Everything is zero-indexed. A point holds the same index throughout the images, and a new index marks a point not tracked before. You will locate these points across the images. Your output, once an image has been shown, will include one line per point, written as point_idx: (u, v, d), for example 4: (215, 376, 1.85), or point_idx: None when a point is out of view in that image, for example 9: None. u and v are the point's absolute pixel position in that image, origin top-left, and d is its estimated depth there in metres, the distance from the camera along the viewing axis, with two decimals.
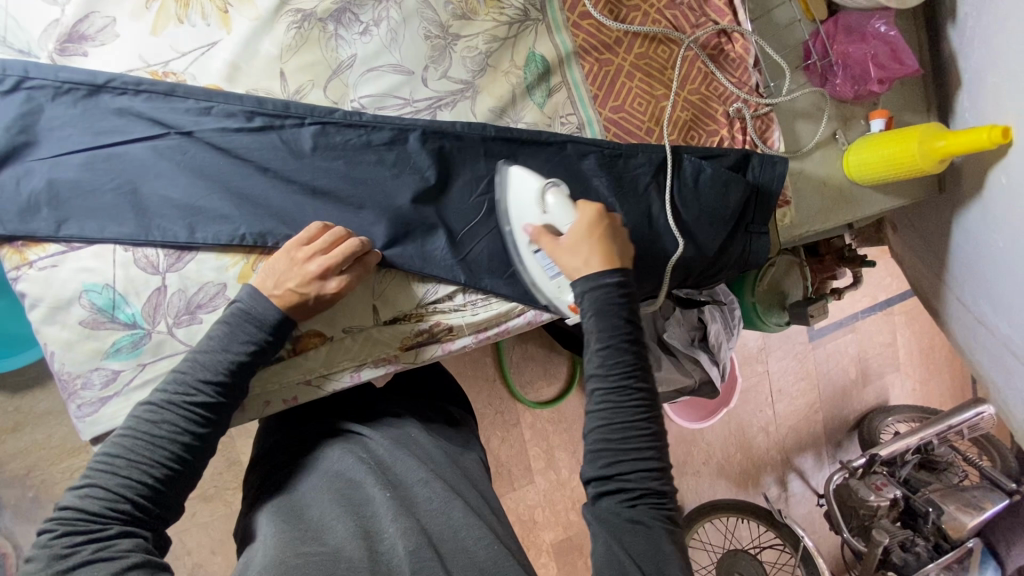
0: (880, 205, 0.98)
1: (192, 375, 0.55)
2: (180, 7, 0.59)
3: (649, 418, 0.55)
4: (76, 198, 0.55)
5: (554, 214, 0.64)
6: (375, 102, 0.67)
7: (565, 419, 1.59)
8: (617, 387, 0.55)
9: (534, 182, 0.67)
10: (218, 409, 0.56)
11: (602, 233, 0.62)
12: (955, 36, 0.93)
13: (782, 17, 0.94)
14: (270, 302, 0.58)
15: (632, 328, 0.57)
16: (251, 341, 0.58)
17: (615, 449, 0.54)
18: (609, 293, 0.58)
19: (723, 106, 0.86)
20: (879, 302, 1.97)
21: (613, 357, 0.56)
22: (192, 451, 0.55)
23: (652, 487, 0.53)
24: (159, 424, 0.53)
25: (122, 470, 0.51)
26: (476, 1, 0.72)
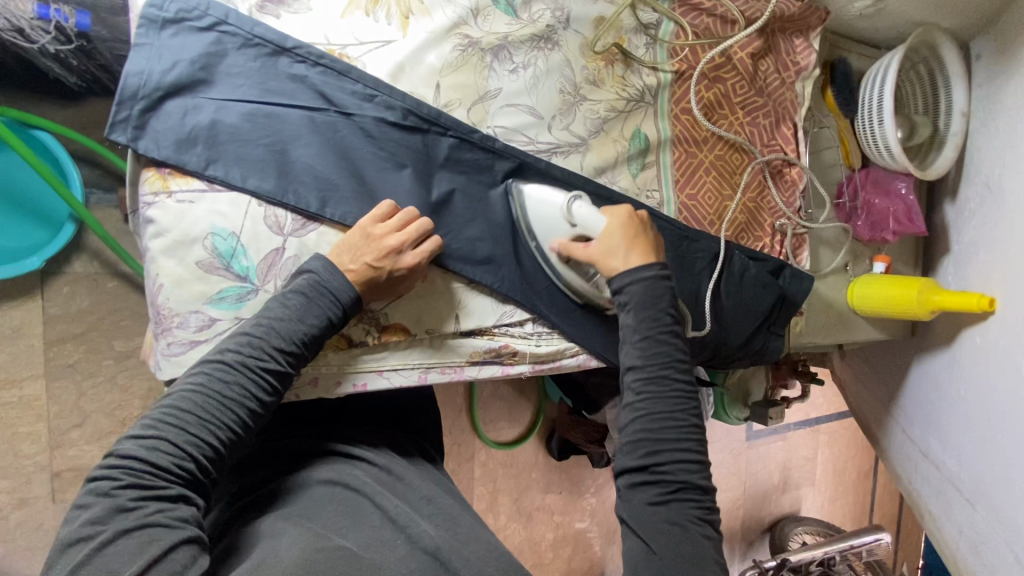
0: (869, 335, 1.13)
1: (268, 340, 0.55)
2: (371, 1, 0.64)
3: (688, 411, 0.61)
4: (230, 144, 0.57)
5: (587, 222, 0.68)
6: (505, 134, 0.73)
7: (517, 464, 1.59)
8: (654, 376, 0.62)
9: (557, 199, 0.70)
10: (286, 378, 0.56)
11: (635, 234, 0.66)
12: (951, 211, 1.12)
13: (829, 158, 1.08)
14: (348, 282, 0.58)
15: (670, 324, 0.63)
16: (326, 313, 0.57)
17: (651, 439, 0.60)
18: (651, 284, 0.64)
19: (772, 218, 0.98)
20: (811, 418, 2.13)
21: (653, 348, 0.62)
22: (255, 417, 0.55)
23: (687, 480, 0.59)
24: (230, 385, 0.53)
25: (190, 428, 0.51)
26: (606, 73, 0.80)
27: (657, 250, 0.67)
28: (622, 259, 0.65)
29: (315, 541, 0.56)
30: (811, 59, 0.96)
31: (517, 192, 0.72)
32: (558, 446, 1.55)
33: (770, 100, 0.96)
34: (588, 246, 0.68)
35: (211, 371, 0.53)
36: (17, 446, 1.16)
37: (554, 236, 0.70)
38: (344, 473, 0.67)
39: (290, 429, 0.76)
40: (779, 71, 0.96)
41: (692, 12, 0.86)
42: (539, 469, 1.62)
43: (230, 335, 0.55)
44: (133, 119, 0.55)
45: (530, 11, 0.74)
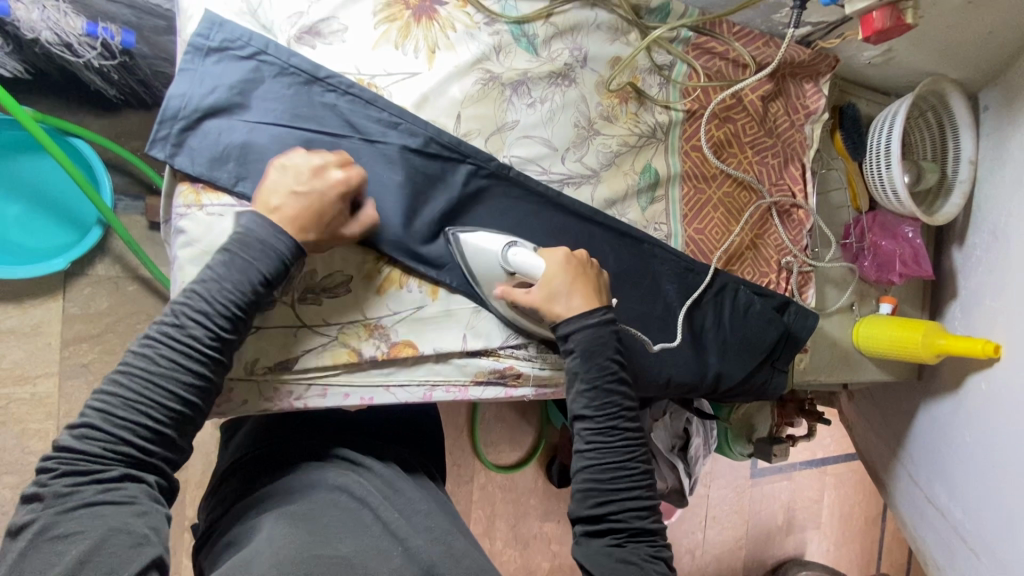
0: (874, 375, 1.13)
1: (193, 307, 0.55)
2: (400, 36, 0.68)
3: (634, 457, 0.63)
4: (260, 162, 0.61)
5: (528, 264, 0.67)
6: (520, 163, 0.76)
7: (515, 489, 1.59)
8: (603, 426, 0.64)
9: (493, 246, 0.68)
10: (221, 341, 0.56)
11: (576, 275, 0.66)
12: (958, 256, 1.13)
13: (835, 199, 1.11)
14: (281, 231, 0.58)
15: (616, 371, 0.65)
16: (253, 269, 0.56)
17: (601, 489, 0.62)
18: (596, 332, 0.65)
19: (778, 255, 0.99)
20: (817, 458, 2.10)
21: (601, 398, 0.64)
22: (192, 385, 0.55)
23: (636, 523, 0.62)
24: (157, 358, 0.53)
25: (118, 407, 0.52)
26: (620, 110, 0.84)
27: (600, 293, 0.68)
28: (565, 305, 0.65)
29: (310, 547, 0.57)
30: (820, 104, 0.99)
31: (456, 238, 0.70)
32: (558, 477, 1.55)
33: (779, 141, 0.99)
34: (530, 290, 0.67)
35: (141, 347, 0.54)
36: (25, 443, 1.19)
37: (496, 280, 0.69)
38: (346, 481, 0.69)
39: (296, 434, 0.78)
40: (789, 113, 0.99)
41: (705, 54, 0.89)
42: (537, 496, 1.60)
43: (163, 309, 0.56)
44: (168, 139, 0.59)
45: (550, 49, 0.78)
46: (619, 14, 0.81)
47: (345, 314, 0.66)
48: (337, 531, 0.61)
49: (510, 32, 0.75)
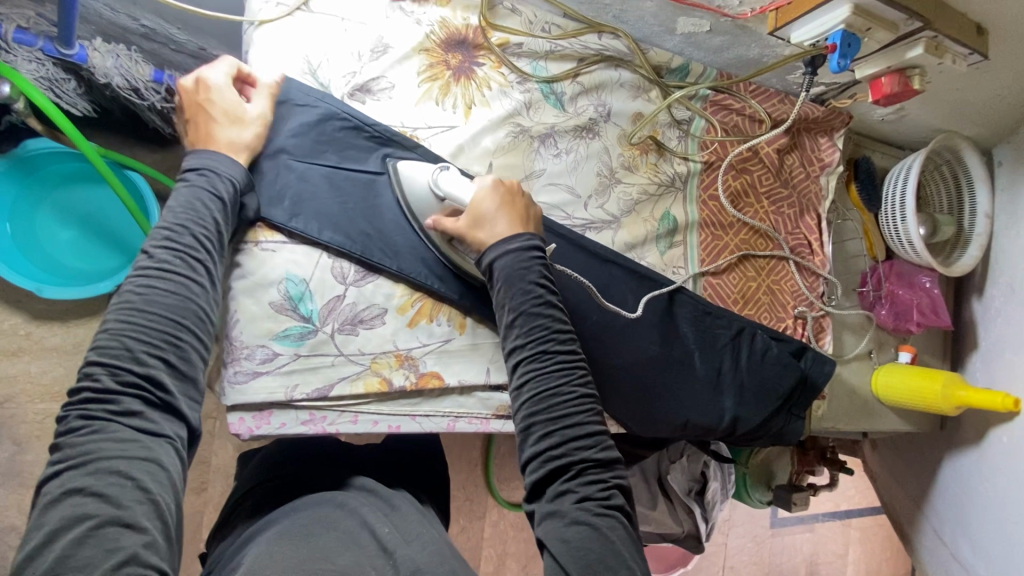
0: (893, 424, 1.12)
1: (165, 240, 0.58)
2: (440, 94, 0.74)
3: (570, 383, 0.61)
4: (311, 203, 0.67)
5: (459, 191, 0.67)
6: (545, 208, 0.82)
7: (528, 527, 1.58)
8: (534, 355, 0.61)
9: (424, 173, 0.68)
10: (198, 262, 0.59)
11: (508, 202, 0.67)
12: (978, 306, 1.13)
13: (852, 249, 1.13)
14: (218, 154, 0.62)
15: (539, 293, 0.63)
16: (209, 193, 0.60)
17: (543, 423, 0.59)
18: (518, 256, 0.64)
19: (794, 301, 1.01)
20: (840, 509, 2.04)
21: (528, 323, 0.62)
22: (180, 306, 0.57)
23: (582, 459, 0.59)
24: (139, 293, 0.56)
25: (114, 345, 0.53)
26: (640, 161, 0.89)
27: (527, 221, 0.67)
28: (493, 232, 0.65)
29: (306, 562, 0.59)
30: (835, 157, 1.03)
31: (394, 169, 0.70)
32: None
33: (795, 192, 1.03)
34: (459, 220, 0.67)
35: (123, 296, 0.55)
36: None
37: (428, 212, 0.69)
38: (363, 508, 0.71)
39: (319, 465, 0.83)
40: (804, 166, 1.03)
41: (722, 111, 0.94)
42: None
43: (136, 262, 0.58)
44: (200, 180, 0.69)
45: (576, 105, 0.84)
46: (642, 73, 0.87)
47: (380, 344, 0.70)
48: (354, 557, 0.64)
49: (541, 90, 0.81)
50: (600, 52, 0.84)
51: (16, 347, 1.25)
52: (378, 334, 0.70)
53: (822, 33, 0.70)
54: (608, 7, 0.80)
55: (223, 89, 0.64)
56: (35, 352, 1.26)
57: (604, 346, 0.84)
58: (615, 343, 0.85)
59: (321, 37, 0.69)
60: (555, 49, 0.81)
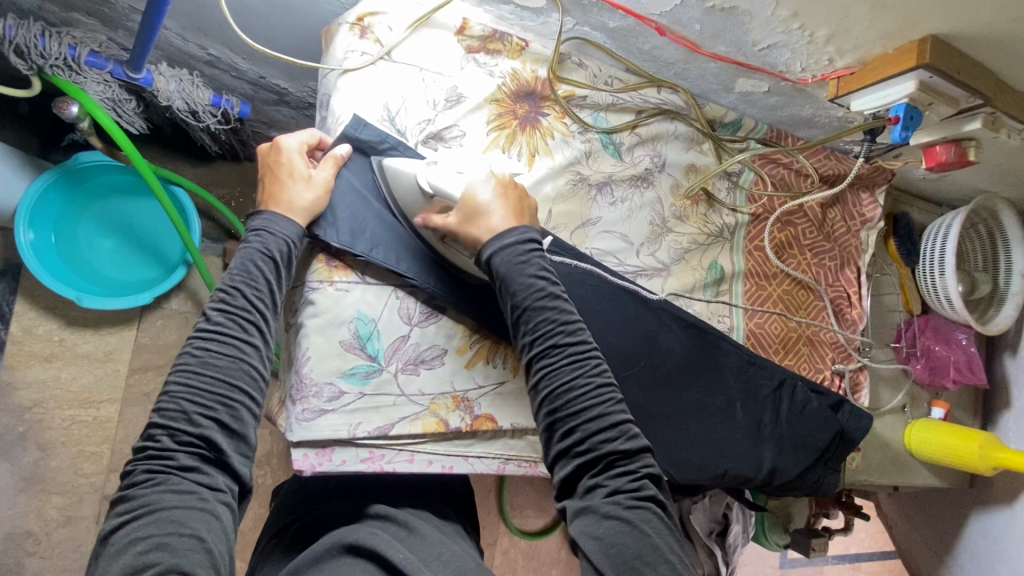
0: (924, 479, 1.12)
1: (218, 303, 0.59)
2: (507, 142, 0.77)
3: (584, 376, 0.60)
4: (381, 245, 0.69)
5: (451, 185, 0.64)
6: (599, 255, 0.84)
7: (538, 557, 1.57)
8: (541, 352, 0.61)
9: (409, 168, 0.66)
10: (251, 321, 0.60)
11: (505, 194, 0.67)
12: (1012, 365, 1.14)
13: (888, 303, 1.14)
14: (277, 215, 0.64)
15: (542, 286, 0.63)
16: (264, 255, 0.62)
17: (563, 419, 0.59)
18: (515, 250, 0.63)
19: (833, 352, 1.02)
20: (850, 553, 2.01)
21: (534, 318, 0.62)
22: (233, 366, 0.57)
23: (606, 451, 0.58)
24: (193, 357, 0.57)
25: (167, 409, 0.54)
26: (690, 210, 0.91)
27: (521, 215, 0.67)
28: (487, 228, 0.64)
29: None
30: (876, 213, 1.05)
31: (378, 165, 0.69)
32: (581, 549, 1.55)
33: (836, 245, 1.04)
34: (449, 215, 0.65)
35: (181, 360, 0.56)
36: (79, 465, 1.25)
37: (417, 208, 0.68)
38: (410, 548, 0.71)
39: (360, 495, 0.83)
40: (846, 220, 1.05)
41: (771, 164, 0.96)
42: (559, 566, 1.59)
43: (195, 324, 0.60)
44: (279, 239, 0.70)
45: (632, 156, 0.86)
46: (697, 127, 0.89)
47: (439, 384, 0.71)
48: None
49: (601, 141, 0.83)
50: (658, 106, 0.87)
51: (51, 353, 1.26)
52: (437, 374, 0.71)
53: (884, 105, 0.72)
54: (671, 65, 0.82)
55: (295, 157, 0.66)
56: (68, 358, 1.27)
57: (648, 391, 0.85)
58: (660, 390, 0.86)
59: (401, 85, 0.71)
60: (616, 102, 0.84)
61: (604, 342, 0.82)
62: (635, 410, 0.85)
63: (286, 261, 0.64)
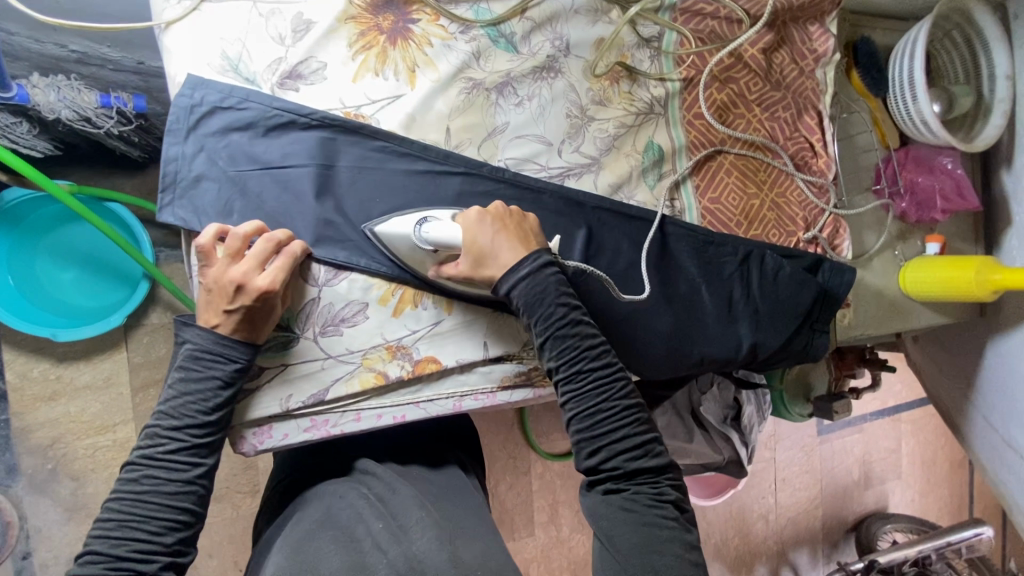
0: (927, 320, 1.06)
1: (166, 430, 0.60)
2: (379, 62, 0.68)
3: (611, 399, 0.61)
4: (258, 209, 0.64)
5: (443, 239, 0.63)
6: (516, 164, 0.76)
7: (574, 475, 1.59)
8: (569, 378, 0.62)
9: (404, 229, 0.65)
10: (199, 447, 0.61)
11: (499, 227, 0.62)
12: (1008, 179, 1.05)
13: (862, 142, 1.03)
14: (230, 340, 0.61)
15: (564, 315, 0.62)
16: (211, 381, 0.60)
17: (590, 439, 0.61)
18: (533, 280, 0.62)
19: (804, 212, 0.95)
20: (889, 406, 2.00)
21: (557, 346, 0.62)
22: (183, 490, 0.60)
23: (632, 467, 0.61)
24: (141, 479, 0.59)
25: (115, 530, 0.57)
26: (612, 91, 0.82)
27: (527, 237, 0.64)
28: (498, 266, 0.62)
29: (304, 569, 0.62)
30: (829, 44, 0.94)
31: (219, 133, 0.63)
32: None
33: (789, 92, 0.94)
34: (459, 263, 0.64)
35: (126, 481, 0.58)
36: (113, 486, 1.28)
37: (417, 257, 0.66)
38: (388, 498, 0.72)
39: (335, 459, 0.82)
40: (796, 61, 0.94)
41: (695, 17, 0.86)
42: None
43: (138, 447, 0.60)
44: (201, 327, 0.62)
45: (530, 44, 0.76)
46: None
47: (368, 339, 0.68)
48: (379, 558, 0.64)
49: (488, 35, 0.74)
50: None
51: (51, 392, 1.25)
52: (363, 330, 0.68)
53: None
54: None
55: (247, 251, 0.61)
56: (71, 393, 1.26)
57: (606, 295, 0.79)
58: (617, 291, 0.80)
59: (235, 24, 0.63)
60: None
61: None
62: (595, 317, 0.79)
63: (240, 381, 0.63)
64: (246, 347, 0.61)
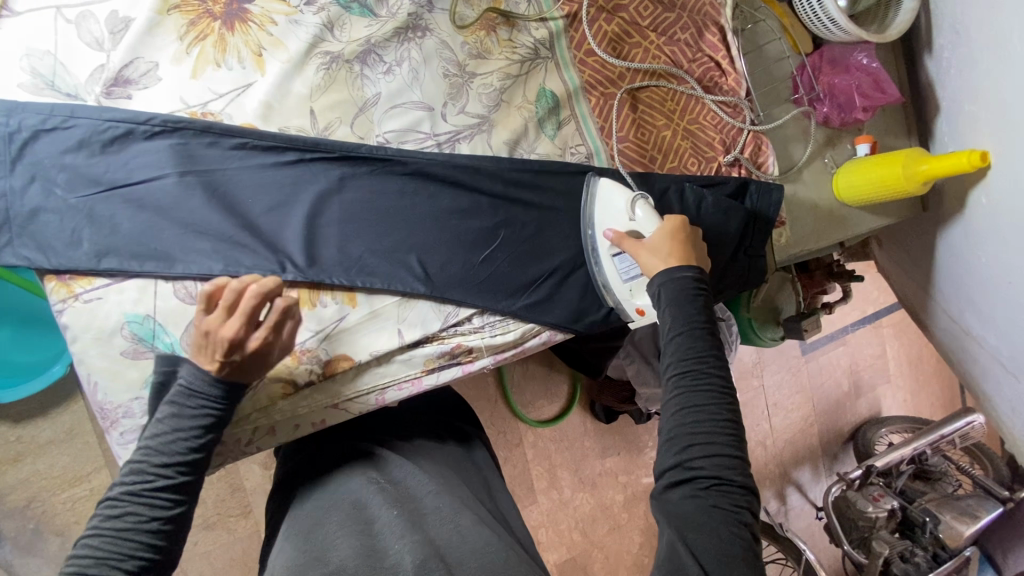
0: (869, 225, 1.01)
1: (150, 462, 0.54)
2: (218, 51, 0.63)
3: (721, 407, 0.57)
4: (107, 234, 0.60)
5: (642, 222, 0.71)
6: (397, 138, 0.71)
7: (567, 438, 1.47)
8: (687, 372, 0.59)
9: (624, 194, 0.74)
10: (185, 487, 0.55)
11: (683, 241, 0.67)
12: (931, 64, 1.00)
13: (772, 52, 0.99)
14: (214, 377, 0.56)
15: (707, 318, 0.61)
16: (202, 415, 0.56)
17: (687, 434, 0.56)
18: (682, 285, 0.62)
19: (721, 134, 0.89)
20: (868, 314, 2.00)
21: (683, 342, 0.59)
22: (162, 534, 0.53)
23: (722, 479, 0.55)
24: (122, 517, 0.52)
25: (88, 572, 0.50)
26: (490, 41, 0.76)
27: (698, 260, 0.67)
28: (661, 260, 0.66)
29: (305, 569, 0.60)
30: None
31: (48, 158, 0.60)
32: (603, 414, 1.45)
33: (687, 12, 0.89)
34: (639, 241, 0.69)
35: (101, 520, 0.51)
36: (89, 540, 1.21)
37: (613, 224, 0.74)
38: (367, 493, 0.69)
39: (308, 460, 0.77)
40: None
41: None
42: (590, 436, 1.49)
43: (116, 479, 0.54)
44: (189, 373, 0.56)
45: (387, 5, 0.71)
46: None
47: None
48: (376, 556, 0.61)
49: (337, 2, 0.68)
50: None
51: (13, 454, 1.11)
52: None
53: None
54: None
55: (226, 308, 0.54)
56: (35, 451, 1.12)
57: (518, 259, 0.75)
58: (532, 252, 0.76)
59: (42, 36, 0.59)
60: None
61: (446, 228, 0.72)
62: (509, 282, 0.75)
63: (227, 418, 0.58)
64: (226, 390, 0.56)
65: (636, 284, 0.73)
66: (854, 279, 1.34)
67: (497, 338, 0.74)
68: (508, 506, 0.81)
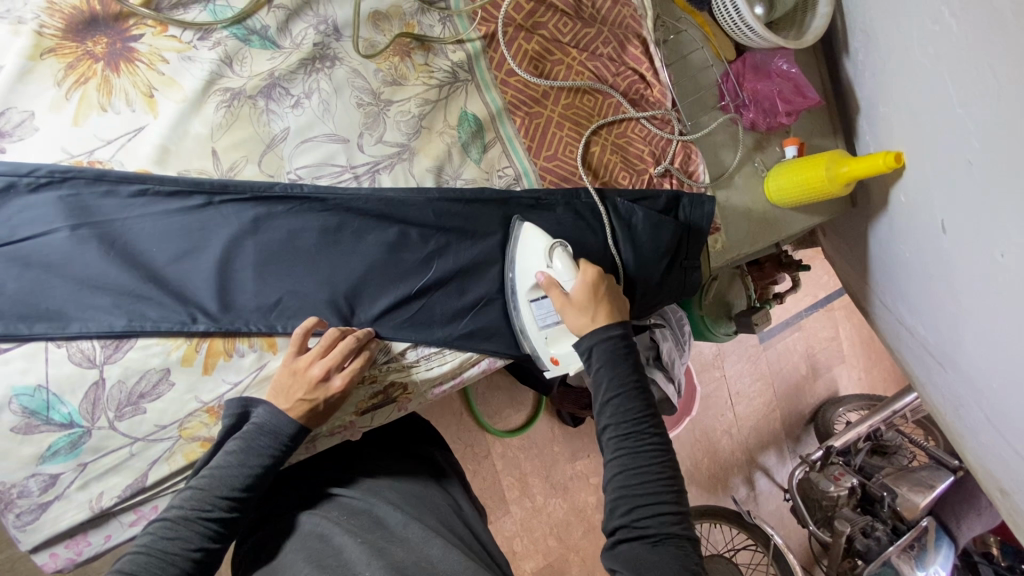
0: (802, 224, 1.03)
1: (211, 492, 0.56)
2: (102, 95, 0.60)
3: (661, 466, 0.60)
4: None
5: (561, 269, 0.69)
6: (309, 173, 0.68)
7: (535, 445, 1.45)
8: (628, 433, 0.60)
9: (544, 240, 0.72)
10: (232, 524, 0.57)
11: (600, 296, 0.67)
12: (849, 66, 1.02)
13: (696, 61, 1.00)
14: (291, 419, 0.60)
15: (638, 377, 0.63)
16: (267, 452, 0.59)
17: (628, 496, 0.58)
18: (614, 347, 0.64)
19: (649, 146, 0.89)
20: (820, 299, 2.07)
21: (621, 406, 0.61)
22: (199, 566, 0.54)
23: (666, 535, 0.57)
24: (174, 541, 0.53)
25: None
26: (405, 66, 0.75)
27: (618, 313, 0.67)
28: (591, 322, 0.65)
29: None
30: None
31: None
32: (570, 421, 1.44)
33: (607, 26, 0.89)
34: (562, 294, 0.68)
35: (153, 541, 0.53)
36: None
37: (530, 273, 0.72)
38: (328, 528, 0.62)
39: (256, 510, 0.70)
40: None
41: None
42: (559, 442, 1.48)
43: (171, 504, 0.55)
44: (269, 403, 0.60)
45: (292, 35, 0.68)
46: None
47: (180, 408, 0.61)
48: None
49: (234, 36, 0.66)
50: None
51: None
52: (170, 399, 0.61)
53: None
54: None
55: (307, 355, 0.61)
56: None
57: (449, 289, 0.73)
58: (463, 280, 0.74)
59: None
60: None
61: (372, 262, 0.69)
62: (443, 311, 0.72)
63: (285, 459, 0.61)
64: (299, 429, 0.60)
65: (551, 332, 0.72)
66: (802, 269, 1.35)
67: (430, 372, 0.72)
68: (482, 528, 0.75)
